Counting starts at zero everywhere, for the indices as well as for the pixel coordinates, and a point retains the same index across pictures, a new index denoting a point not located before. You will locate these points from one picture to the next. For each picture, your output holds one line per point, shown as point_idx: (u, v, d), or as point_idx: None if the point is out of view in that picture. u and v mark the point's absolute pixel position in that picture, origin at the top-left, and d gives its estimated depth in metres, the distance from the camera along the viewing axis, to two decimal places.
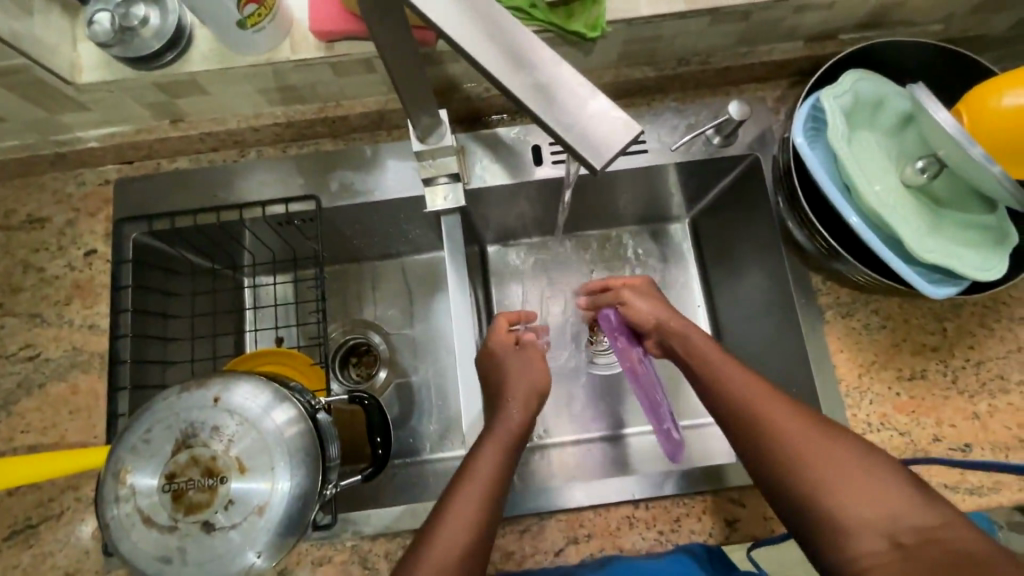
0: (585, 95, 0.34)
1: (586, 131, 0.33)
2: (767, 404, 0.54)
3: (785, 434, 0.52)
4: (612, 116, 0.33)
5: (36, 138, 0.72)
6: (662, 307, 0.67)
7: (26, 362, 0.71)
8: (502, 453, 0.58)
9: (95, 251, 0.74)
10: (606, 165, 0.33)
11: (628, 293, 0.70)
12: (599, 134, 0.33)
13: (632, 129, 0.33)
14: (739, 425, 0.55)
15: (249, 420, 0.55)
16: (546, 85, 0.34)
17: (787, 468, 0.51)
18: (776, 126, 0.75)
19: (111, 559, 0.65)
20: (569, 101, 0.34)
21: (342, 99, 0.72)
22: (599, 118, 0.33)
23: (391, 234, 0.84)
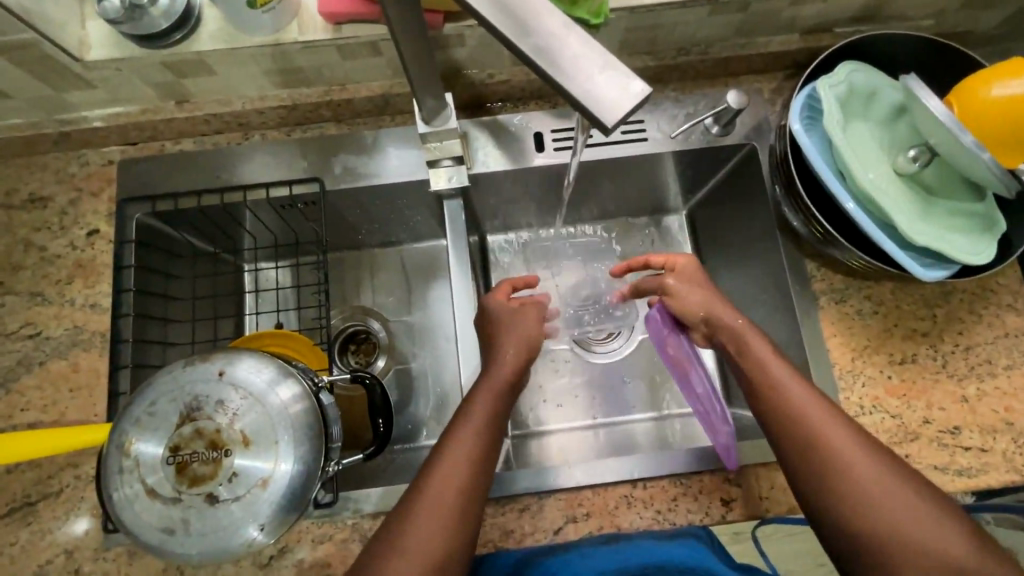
0: (598, 59, 0.35)
1: (600, 93, 0.34)
2: (810, 406, 0.55)
3: (828, 435, 0.53)
4: (620, 79, 0.34)
5: (40, 117, 0.72)
6: (712, 299, 0.65)
7: (28, 340, 0.70)
8: (495, 408, 0.60)
9: (97, 231, 0.74)
10: (613, 125, 0.34)
11: (677, 283, 0.67)
12: (609, 94, 0.34)
13: (642, 92, 0.34)
14: (781, 423, 0.55)
15: (254, 394, 0.56)
16: (560, 47, 0.35)
17: (827, 466, 0.52)
18: (772, 117, 0.77)
19: (110, 537, 0.65)
20: (585, 64, 0.35)
21: (347, 83, 0.73)
22: (612, 81, 0.34)
23: (392, 220, 0.85)
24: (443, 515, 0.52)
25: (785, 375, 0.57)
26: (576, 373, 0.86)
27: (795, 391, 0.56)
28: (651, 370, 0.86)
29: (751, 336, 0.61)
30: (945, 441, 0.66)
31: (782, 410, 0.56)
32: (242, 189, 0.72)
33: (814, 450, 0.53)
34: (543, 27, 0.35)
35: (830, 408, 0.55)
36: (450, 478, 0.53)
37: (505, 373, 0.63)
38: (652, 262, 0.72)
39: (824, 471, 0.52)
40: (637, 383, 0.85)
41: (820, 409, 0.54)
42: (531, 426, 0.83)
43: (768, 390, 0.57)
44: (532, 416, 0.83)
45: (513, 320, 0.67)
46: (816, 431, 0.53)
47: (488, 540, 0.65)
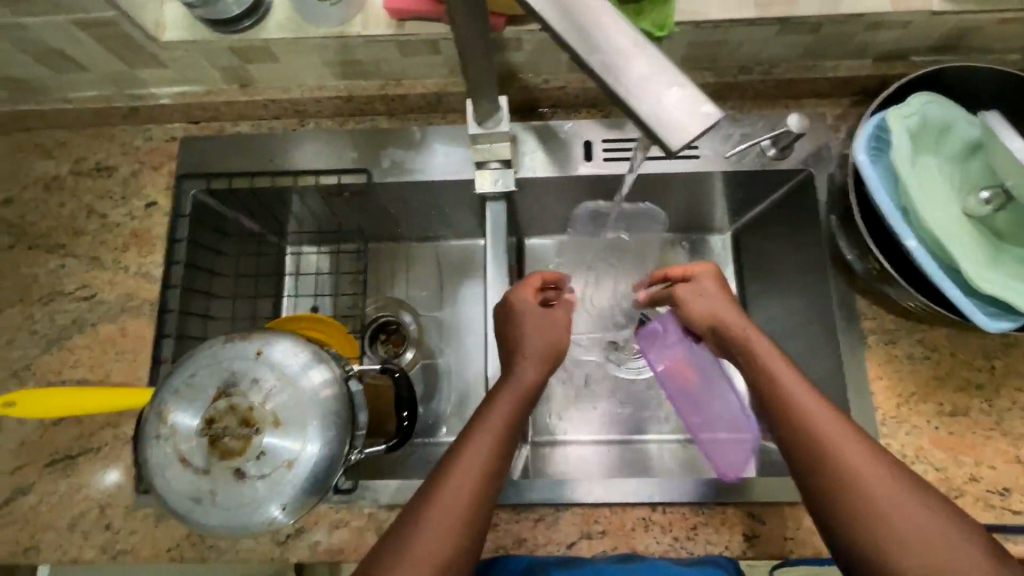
0: (668, 79, 0.34)
1: (666, 115, 0.33)
2: (833, 431, 0.51)
3: (854, 462, 0.49)
4: (689, 103, 0.33)
5: (112, 91, 0.75)
6: (722, 308, 0.63)
7: (82, 302, 0.74)
8: (517, 403, 0.59)
9: (155, 203, 0.77)
10: (677, 149, 0.33)
11: (690, 290, 0.66)
12: (676, 116, 0.33)
13: (711, 117, 0.33)
14: (801, 450, 0.52)
15: (287, 376, 0.58)
16: (628, 64, 0.34)
17: (848, 492, 0.49)
18: (834, 144, 0.74)
19: (141, 498, 0.67)
20: (657, 83, 0.34)
21: (404, 78, 0.73)
22: (679, 104, 0.33)
23: (434, 217, 0.85)
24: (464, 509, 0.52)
25: (803, 395, 0.53)
26: (601, 385, 0.85)
27: (816, 416, 0.52)
28: None
29: (760, 349, 0.58)
30: (993, 502, 0.62)
31: (803, 436, 0.52)
32: (295, 174, 0.74)
33: (836, 475, 0.50)
34: (612, 44, 0.35)
35: (855, 435, 0.51)
36: (467, 471, 0.53)
37: (528, 371, 0.61)
38: (670, 275, 0.71)
39: (844, 497, 0.49)
40: (662, 401, 0.84)
41: (845, 437, 0.51)
42: (551, 435, 0.82)
43: (786, 413, 0.53)
44: (552, 425, 0.82)
45: (536, 316, 0.66)
46: (840, 459, 0.50)
47: (502, 545, 0.65)
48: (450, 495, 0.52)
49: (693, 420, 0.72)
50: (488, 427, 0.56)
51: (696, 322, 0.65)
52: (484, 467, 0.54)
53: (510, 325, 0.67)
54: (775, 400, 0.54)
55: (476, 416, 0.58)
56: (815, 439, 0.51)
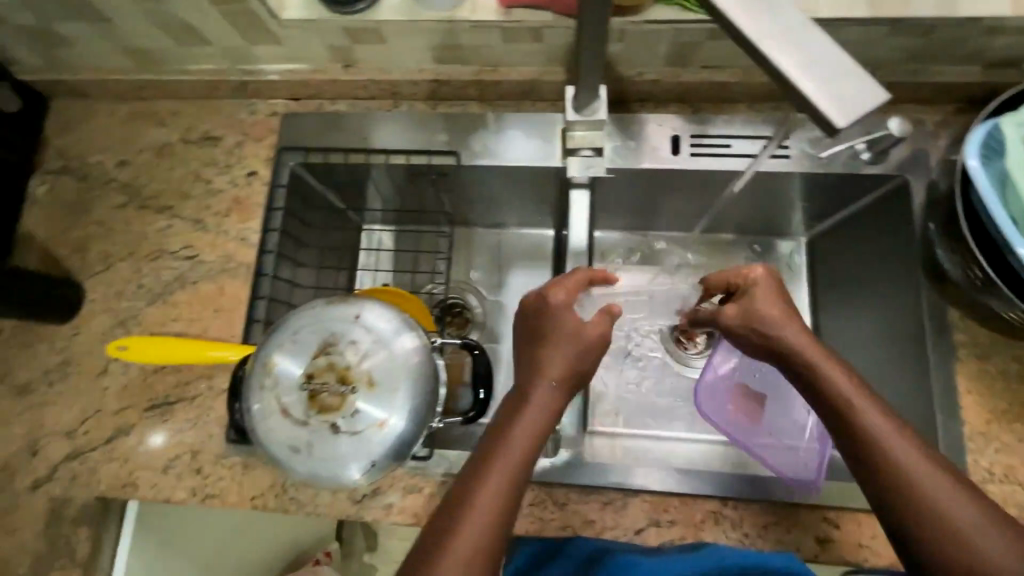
0: (836, 67, 0.36)
1: (834, 96, 0.36)
2: (912, 460, 0.50)
3: (921, 479, 0.49)
4: (856, 86, 0.36)
5: (226, 65, 0.80)
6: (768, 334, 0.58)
7: (185, 260, 0.79)
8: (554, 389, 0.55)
9: (256, 173, 0.81)
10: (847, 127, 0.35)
11: (733, 309, 0.60)
12: (845, 98, 0.36)
13: (878, 97, 0.35)
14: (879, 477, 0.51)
15: (382, 340, 0.60)
16: (799, 52, 0.37)
17: (919, 510, 0.48)
18: (933, 151, 0.72)
19: (231, 447, 0.72)
20: (820, 69, 0.36)
21: (500, 65, 0.76)
22: (847, 87, 0.36)
23: (511, 204, 0.87)
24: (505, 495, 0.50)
25: (879, 419, 0.52)
26: (664, 381, 0.85)
27: (897, 445, 0.50)
28: None
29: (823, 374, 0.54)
30: None
31: (884, 465, 0.50)
32: (387, 154, 0.79)
33: (905, 492, 0.49)
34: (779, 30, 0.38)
35: (934, 465, 0.50)
36: (506, 457, 0.52)
37: (563, 360, 0.56)
38: (715, 286, 0.65)
39: (914, 514, 0.49)
40: None
41: (920, 461, 0.50)
42: (614, 426, 0.83)
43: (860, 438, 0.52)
44: (615, 416, 0.84)
45: (563, 317, 0.58)
46: (909, 478, 0.49)
47: (569, 525, 0.66)
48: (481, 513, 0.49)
49: (728, 423, 0.71)
50: (513, 437, 0.53)
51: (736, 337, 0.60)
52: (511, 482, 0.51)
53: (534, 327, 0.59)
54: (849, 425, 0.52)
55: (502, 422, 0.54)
56: (896, 468, 0.50)
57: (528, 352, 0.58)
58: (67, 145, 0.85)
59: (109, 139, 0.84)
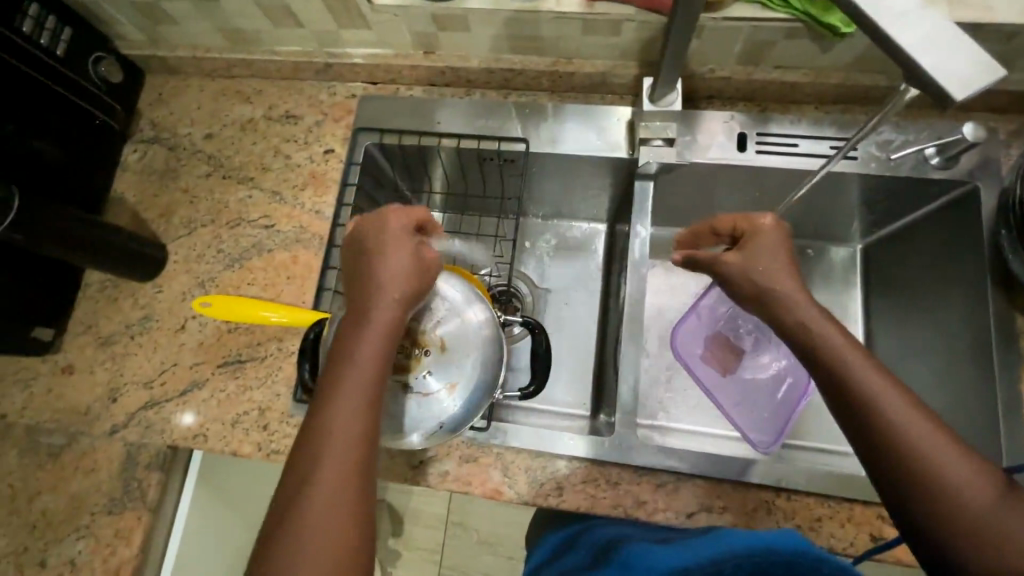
0: (952, 40, 0.38)
1: (950, 69, 0.37)
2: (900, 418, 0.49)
3: (923, 450, 0.47)
4: (973, 60, 0.37)
5: (313, 47, 0.85)
6: (777, 278, 0.58)
7: (263, 228, 0.84)
8: (387, 324, 0.54)
9: (332, 150, 0.86)
10: (962, 100, 0.36)
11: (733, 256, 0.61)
12: (960, 71, 0.37)
13: (994, 72, 0.37)
14: (867, 436, 0.50)
15: (456, 308, 0.63)
16: (916, 24, 0.38)
17: (919, 481, 0.47)
18: (1005, 160, 0.72)
19: (297, 406, 0.75)
20: (935, 41, 0.37)
21: (575, 57, 0.78)
22: (963, 60, 0.37)
23: (571, 195, 0.90)
24: (343, 437, 0.50)
25: (870, 376, 0.50)
26: None
27: (887, 403, 0.49)
28: None
29: (818, 326, 0.54)
30: None
31: (876, 434, 0.49)
32: (458, 137, 0.82)
33: (905, 465, 0.47)
34: (895, 6, 0.38)
35: (928, 423, 0.48)
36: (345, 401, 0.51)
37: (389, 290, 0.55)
38: (716, 227, 0.66)
39: (917, 489, 0.47)
40: None
41: (920, 429, 0.48)
42: (660, 419, 0.85)
43: (848, 400, 0.51)
44: (663, 409, 0.85)
45: (393, 242, 0.57)
46: (908, 448, 0.48)
47: (621, 504, 0.67)
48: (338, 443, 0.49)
49: (695, 362, 0.82)
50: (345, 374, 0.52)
51: (736, 294, 0.61)
52: (361, 405, 0.51)
53: (363, 252, 0.58)
54: (841, 385, 0.52)
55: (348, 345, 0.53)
56: (883, 427, 0.49)
57: (359, 281, 0.57)
58: (160, 116, 0.91)
59: (198, 112, 0.90)
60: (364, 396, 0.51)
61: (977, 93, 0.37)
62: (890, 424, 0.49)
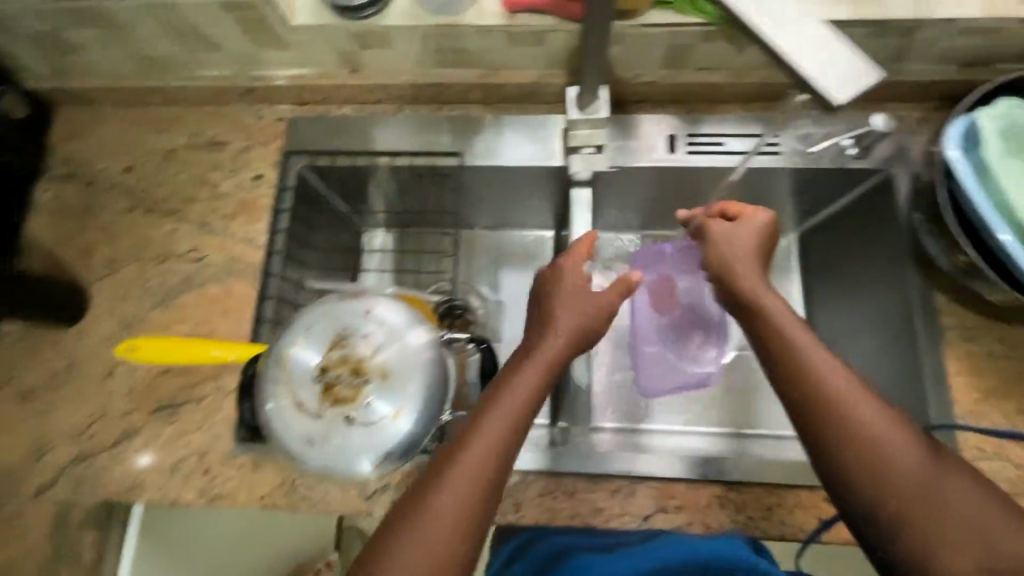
0: (828, 52, 0.42)
1: (828, 78, 0.41)
2: (847, 398, 0.54)
3: (875, 438, 0.52)
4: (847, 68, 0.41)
5: (233, 71, 0.82)
6: (741, 261, 0.65)
7: (194, 263, 0.80)
8: (539, 376, 0.59)
9: (262, 176, 0.83)
10: (841, 103, 0.40)
11: (720, 225, 0.67)
12: (837, 79, 0.41)
13: (865, 78, 0.41)
14: (816, 417, 0.54)
15: (394, 333, 0.62)
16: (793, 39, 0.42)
17: (868, 469, 0.52)
18: (916, 146, 0.75)
19: (241, 445, 0.72)
20: (813, 54, 0.42)
21: (503, 69, 0.78)
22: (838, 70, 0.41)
23: (514, 205, 0.90)
24: (467, 484, 0.53)
25: (825, 369, 0.55)
26: None
27: (835, 386, 0.54)
28: (734, 386, 0.89)
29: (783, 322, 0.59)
30: None
31: (834, 426, 0.53)
32: (392, 154, 0.81)
33: (855, 453, 0.52)
34: (781, 19, 0.43)
35: (881, 409, 0.53)
36: (479, 449, 0.54)
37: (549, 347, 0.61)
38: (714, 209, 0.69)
39: (866, 476, 0.52)
40: (717, 395, 0.89)
41: (871, 419, 0.53)
42: (611, 422, 0.87)
43: (797, 387, 0.56)
44: (614, 410, 0.88)
45: (578, 290, 0.64)
46: (861, 437, 0.52)
47: (579, 513, 0.68)
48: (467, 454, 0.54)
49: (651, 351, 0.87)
50: (484, 425, 0.55)
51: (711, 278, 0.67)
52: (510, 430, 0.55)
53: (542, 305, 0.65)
54: (791, 370, 0.56)
55: (499, 380, 0.59)
56: (840, 420, 0.53)
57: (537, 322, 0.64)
58: (73, 151, 0.86)
59: (116, 144, 0.85)
60: (499, 449, 0.55)
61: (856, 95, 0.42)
62: (842, 414, 0.53)
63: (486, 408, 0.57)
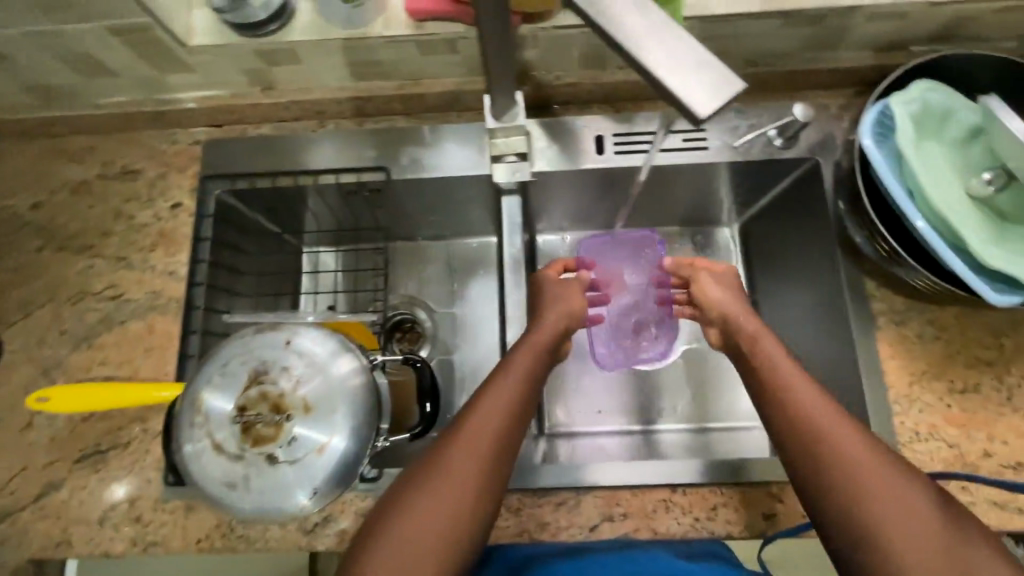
0: (695, 59, 0.38)
1: (694, 89, 0.37)
2: (820, 410, 0.55)
3: (849, 453, 0.52)
4: (716, 76, 0.37)
5: (140, 95, 0.78)
6: (731, 295, 0.68)
7: (111, 301, 0.76)
8: (534, 361, 0.62)
9: (180, 204, 0.79)
10: (705, 116, 0.36)
11: (706, 276, 0.71)
12: (704, 89, 0.37)
13: (736, 87, 0.36)
14: (792, 427, 0.55)
15: (316, 364, 0.59)
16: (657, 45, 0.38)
17: (843, 482, 0.51)
18: (840, 133, 0.76)
19: (170, 489, 0.69)
20: (677, 63, 0.38)
21: (421, 78, 0.76)
22: (705, 79, 0.37)
23: (451, 215, 0.87)
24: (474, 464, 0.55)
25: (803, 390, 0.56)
26: (612, 378, 0.89)
27: (808, 398, 0.56)
28: (687, 380, 0.88)
29: (768, 343, 0.61)
30: (1006, 476, 0.64)
31: (810, 440, 0.54)
32: (313, 175, 0.78)
33: (829, 468, 0.52)
34: (641, 28, 0.39)
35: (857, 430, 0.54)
36: (482, 427, 0.56)
37: (545, 334, 0.65)
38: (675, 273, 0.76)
39: (843, 492, 0.51)
40: (672, 390, 0.88)
41: (846, 434, 0.53)
42: (570, 426, 0.86)
43: (778, 400, 0.57)
44: (568, 414, 0.87)
45: (556, 291, 0.71)
46: (838, 453, 0.52)
47: (525, 530, 0.66)
48: (462, 441, 0.55)
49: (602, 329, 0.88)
50: (484, 405, 0.58)
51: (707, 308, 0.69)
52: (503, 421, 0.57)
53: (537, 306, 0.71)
54: (771, 386, 0.58)
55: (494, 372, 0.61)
56: (815, 435, 0.54)
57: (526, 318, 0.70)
58: None
59: (20, 180, 0.81)
60: (499, 423, 0.57)
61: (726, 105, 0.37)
62: (816, 430, 0.54)
63: (482, 398, 0.59)
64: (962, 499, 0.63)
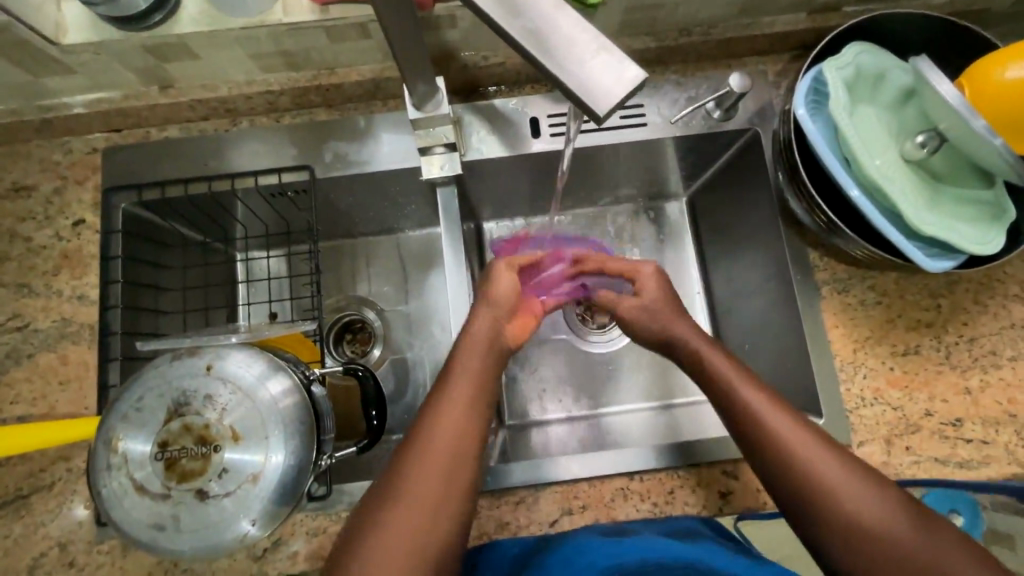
0: (593, 46, 0.34)
1: (593, 81, 0.34)
2: (777, 418, 0.55)
3: (799, 449, 0.53)
4: (615, 64, 0.34)
5: (20, 103, 0.70)
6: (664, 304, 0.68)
7: (15, 332, 0.69)
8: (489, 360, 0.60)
9: (84, 220, 0.72)
10: (605, 114, 0.34)
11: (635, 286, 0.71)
12: (604, 80, 0.34)
13: (636, 79, 0.34)
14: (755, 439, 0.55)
15: (243, 389, 0.55)
16: (551, 29, 0.35)
17: (796, 476, 0.52)
18: (777, 100, 0.74)
19: (104, 530, 0.65)
20: (571, 50, 0.34)
21: (337, 67, 0.71)
22: (606, 69, 0.34)
23: (388, 209, 0.83)
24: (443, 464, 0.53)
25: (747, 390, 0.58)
26: (573, 364, 0.87)
27: (767, 412, 0.56)
28: (650, 359, 0.87)
29: (710, 352, 0.63)
30: (947, 433, 0.66)
31: (761, 437, 0.55)
32: (229, 178, 0.70)
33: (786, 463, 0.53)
34: (530, 8, 0.35)
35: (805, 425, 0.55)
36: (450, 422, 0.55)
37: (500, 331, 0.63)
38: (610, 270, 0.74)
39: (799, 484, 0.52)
40: (636, 371, 0.86)
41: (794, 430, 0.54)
42: (533, 416, 0.84)
43: (743, 422, 0.56)
44: (531, 407, 0.84)
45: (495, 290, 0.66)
46: (789, 450, 0.53)
47: (484, 532, 0.65)
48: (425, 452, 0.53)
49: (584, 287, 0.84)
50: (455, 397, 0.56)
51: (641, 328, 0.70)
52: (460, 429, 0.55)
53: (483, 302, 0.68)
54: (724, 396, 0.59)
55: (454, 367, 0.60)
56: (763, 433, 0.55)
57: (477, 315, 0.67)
58: None
59: None
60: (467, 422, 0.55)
61: (627, 98, 0.35)
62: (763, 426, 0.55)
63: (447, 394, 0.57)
64: (906, 459, 0.65)
